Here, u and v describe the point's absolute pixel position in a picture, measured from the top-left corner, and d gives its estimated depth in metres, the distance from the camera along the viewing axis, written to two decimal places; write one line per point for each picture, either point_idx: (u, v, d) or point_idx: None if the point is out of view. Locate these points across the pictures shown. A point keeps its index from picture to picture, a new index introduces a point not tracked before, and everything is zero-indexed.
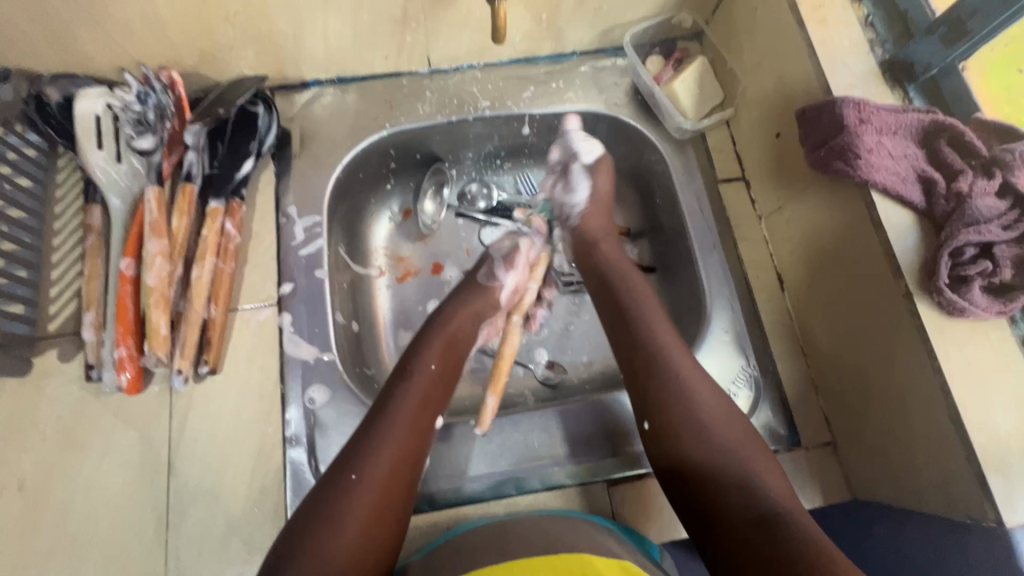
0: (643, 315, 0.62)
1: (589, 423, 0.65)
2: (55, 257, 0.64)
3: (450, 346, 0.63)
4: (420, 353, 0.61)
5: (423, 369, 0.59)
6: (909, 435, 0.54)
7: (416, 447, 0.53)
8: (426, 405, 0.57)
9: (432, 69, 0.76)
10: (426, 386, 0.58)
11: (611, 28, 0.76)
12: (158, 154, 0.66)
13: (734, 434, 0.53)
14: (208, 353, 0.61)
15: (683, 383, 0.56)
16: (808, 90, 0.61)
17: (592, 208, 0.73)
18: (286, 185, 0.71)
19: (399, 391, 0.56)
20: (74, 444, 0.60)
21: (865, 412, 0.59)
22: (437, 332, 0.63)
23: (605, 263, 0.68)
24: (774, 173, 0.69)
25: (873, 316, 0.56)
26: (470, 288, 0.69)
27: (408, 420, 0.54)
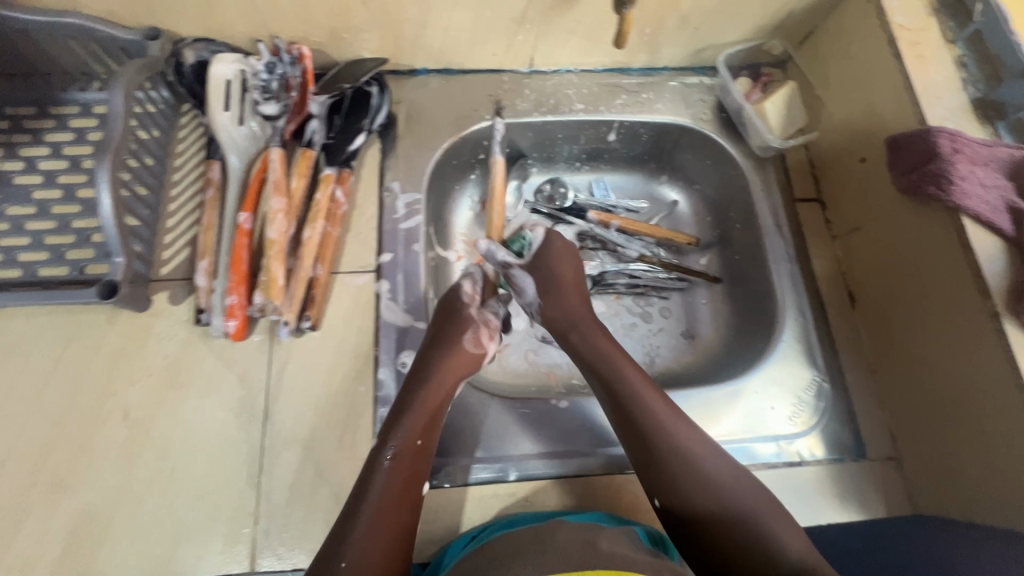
0: (638, 392, 0.61)
1: (568, 432, 0.67)
2: (173, 206, 0.69)
3: (434, 414, 0.59)
4: (398, 427, 0.57)
5: (405, 442, 0.56)
6: (982, 447, 0.56)
7: (401, 519, 0.53)
8: (408, 479, 0.55)
9: (533, 70, 0.81)
10: (406, 461, 0.55)
11: (704, 48, 0.80)
12: (281, 120, 0.69)
13: (750, 490, 0.57)
14: (311, 310, 0.65)
15: (674, 440, 0.59)
16: (900, 120, 0.64)
17: (546, 299, 0.68)
18: (390, 162, 0.75)
19: (381, 466, 0.55)
20: (179, 382, 0.62)
21: (940, 428, 0.62)
22: (416, 403, 0.59)
23: (582, 341, 0.66)
24: (852, 197, 0.73)
25: (952, 336, 0.59)
26: (441, 345, 0.63)
27: (394, 500, 0.53)
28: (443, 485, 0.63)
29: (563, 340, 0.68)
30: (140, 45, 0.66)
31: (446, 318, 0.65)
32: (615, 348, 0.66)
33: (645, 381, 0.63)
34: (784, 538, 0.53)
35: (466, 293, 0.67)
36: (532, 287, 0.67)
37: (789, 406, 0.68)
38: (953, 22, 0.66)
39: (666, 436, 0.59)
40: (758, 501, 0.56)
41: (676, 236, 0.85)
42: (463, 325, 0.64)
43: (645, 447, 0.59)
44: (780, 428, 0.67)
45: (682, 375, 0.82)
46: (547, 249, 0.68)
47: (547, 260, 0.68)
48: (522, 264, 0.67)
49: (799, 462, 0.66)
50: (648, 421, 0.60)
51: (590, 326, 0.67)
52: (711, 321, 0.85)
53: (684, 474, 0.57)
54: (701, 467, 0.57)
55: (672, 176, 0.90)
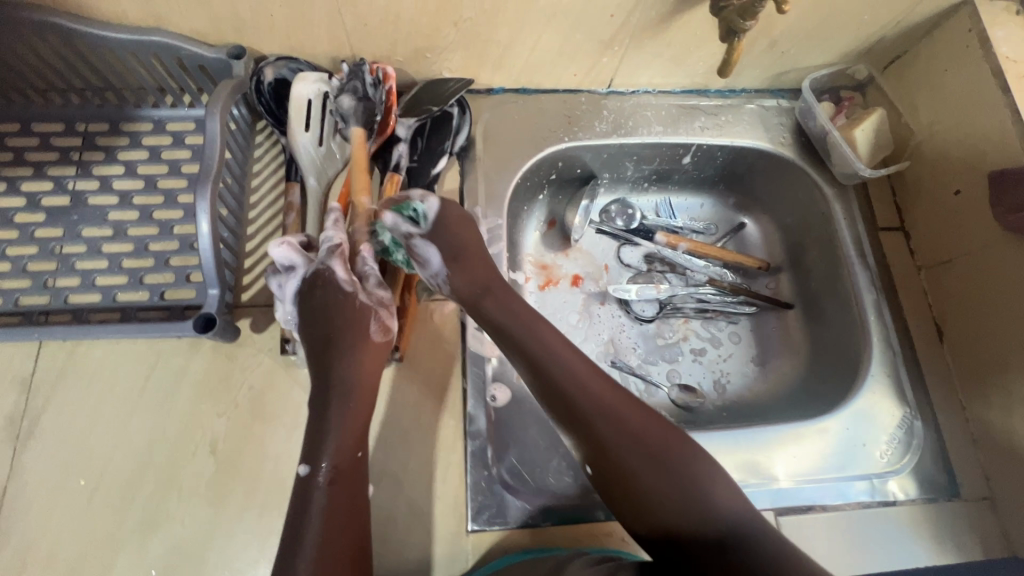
0: (559, 356, 0.57)
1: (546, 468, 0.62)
2: (251, 229, 0.68)
3: (366, 421, 0.55)
4: (326, 441, 0.52)
5: (342, 456, 0.51)
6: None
7: (352, 540, 0.48)
8: (343, 491, 0.50)
9: (610, 90, 0.79)
10: (337, 472, 0.51)
11: (786, 71, 0.79)
12: (365, 145, 0.67)
13: (680, 447, 0.52)
14: (400, 341, 0.63)
15: (603, 405, 0.54)
16: (1006, 155, 0.63)
17: (457, 266, 0.61)
18: (469, 185, 0.73)
19: (315, 493, 0.49)
20: (266, 414, 0.61)
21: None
22: (335, 408, 0.53)
23: (496, 305, 0.60)
24: (945, 230, 0.71)
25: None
26: (342, 335, 0.57)
27: (341, 522, 0.48)
28: (540, 523, 0.59)
29: (477, 309, 0.60)
30: (224, 63, 0.64)
31: (327, 306, 0.57)
32: (535, 313, 0.60)
33: (568, 347, 0.58)
34: (715, 493, 0.49)
35: (343, 276, 0.59)
36: (437, 256, 0.61)
37: (881, 444, 0.66)
38: None
39: (592, 400, 0.54)
40: (689, 456, 0.51)
41: (745, 261, 0.84)
42: (365, 317, 0.58)
43: (574, 414, 0.54)
44: (870, 466, 0.66)
45: (754, 404, 0.81)
46: (445, 216, 0.62)
47: (446, 222, 0.62)
48: (424, 234, 0.61)
49: (891, 501, 0.65)
50: (572, 387, 0.55)
51: (502, 287, 0.61)
52: (783, 347, 0.83)
53: (615, 440, 0.52)
54: (630, 429, 0.52)
55: (742, 198, 0.89)
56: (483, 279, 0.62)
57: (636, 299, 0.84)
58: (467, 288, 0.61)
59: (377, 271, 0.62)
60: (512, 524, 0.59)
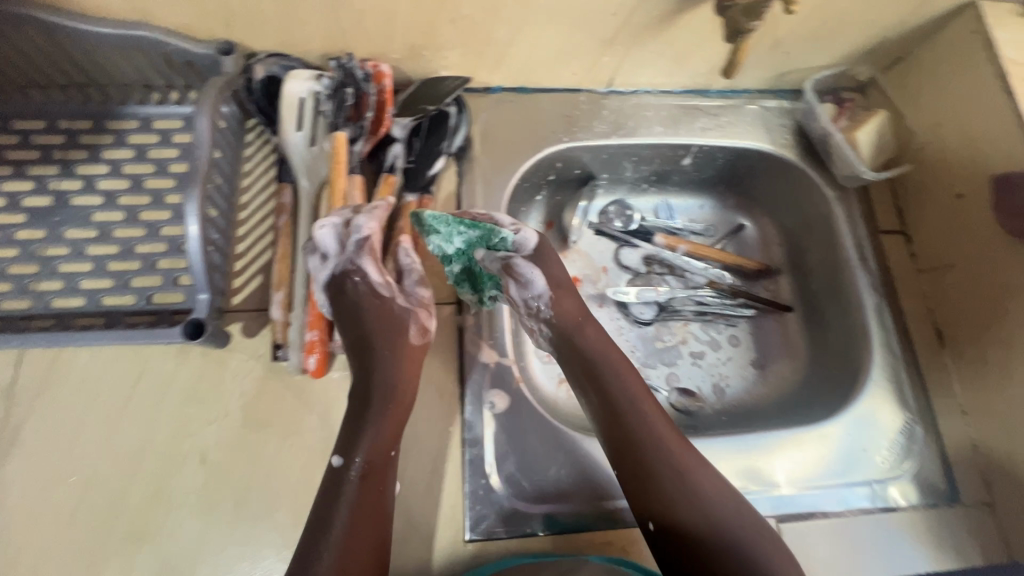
0: (642, 408, 0.58)
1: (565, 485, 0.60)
2: (242, 231, 0.66)
3: (400, 416, 0.56)
4: (361, 438, 0.53)
5: (376, 454, 0.53)
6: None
7: (374, 538, 0.50)
8: (370, 489, 0.52)
9: (611, 89, 0.77)
10: (371, 471, 0.52)
11: (788, 72, 0.77)
12: (359, 144, 0.65)
13: (744, 517, 0.54)
14: None
15: (681, 466, 0.55)
16: (1010, 159, 0.62)
17: (557, 292, 0.63)
18: (467, 187, 0.71)
19: (349, 486, 0.51)
20: (257, 422, 0.59)
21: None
22: (376, 408, 0.55)
23: (589, 345, 0.62)
24: (947, 233, 0.71)
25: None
26: (378, 338, 0.58)
27: (366, 516, 0.50)
28: (537, 532, 0.58)
29: (567, 341, 0.62)
30: (213, 59, 0.62)
31: (364, 308, 0.58)
32: (619, 358, 0.62)
33: (653, 400, 0.59)
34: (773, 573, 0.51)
35: (376, 279, 0.60)
36: (541, 281, 0.62)
37: (881, 449, 0.66)
38: None
39: (667, 458, 0.56)
40: (755, 532, 0.53)
41: (743, 265, 0.84)
42: (404, 321, 0.60)
43: (648, 466, 0.55)
44: (871, 472, 0.65)
45: (754, 408, 0.80)
46: (546, 246, 0.65)
47: (550, 257, 0.64)
48: (530, 256, 0.63)
49: (893, 507, 0.64)
50: (651, 439, 0.57)
51: (594, 331, 0.63)
52: (783, 351, 0.83)
53: (686, 500, 0.54)
54: (700, 493, 0.54)
55: (742, 200, 0.88)
56: (577, 316, 0.63)
57: (634, 302, 0.83)
58: (563, 321, 0.62)
59: (413, 266, 0.63)
60: (510, 534, 0.58)
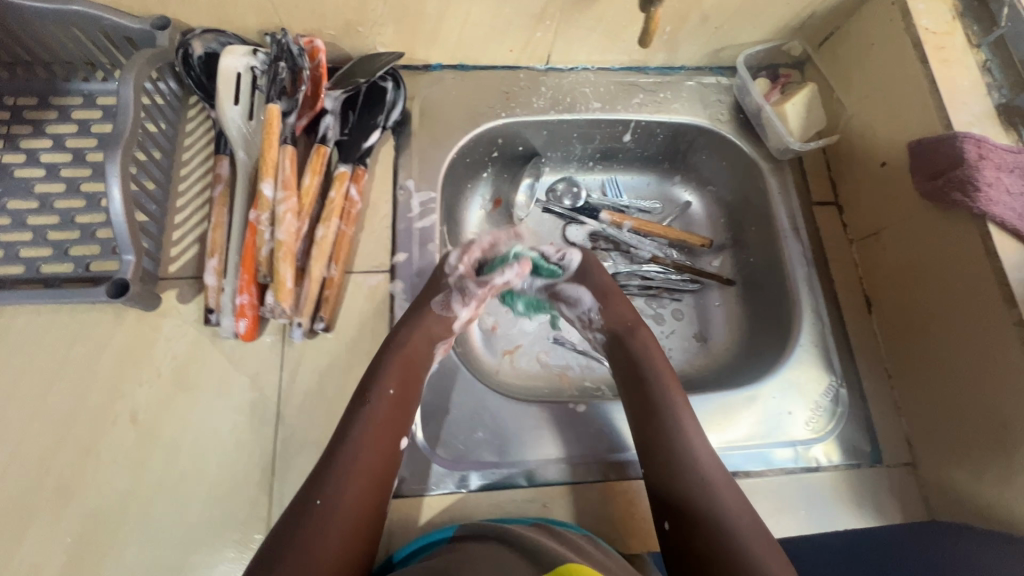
0: (676, 410, 0.61)
1: (589, 434, 0.66)
2: (180, 202, 0.67)
3: (408, 361, 0.60)
4: (379, 375, 0.58)
5: (387, 391, 0.57)
6: (1006, 455, 0.56)
7: (380, 474, 0.53)
8: (385, 429, 0.56)
9: (549, 67, 0.79)
10: (386, 414, 0.56)
11: (723, 48, 0.79)
12: (293, 116, 0.67)
13: (759, 534, 0.53)
14: (324, 311, 0.63)
15: (702, 468, 0.57)
16: (925, 126, 0.64)
17: (607, 303, 0.70)
18: (405, 160, 0.73)
19: (360, 411, 0.56)
20: (188, 384, 0.61)
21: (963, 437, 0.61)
22: (393, 348, 0.60)
23: (636, 346, 0.67)
24: (872, 202, 0.72)
25: (979, 341, 0.58)
26: (422, 310, 0.64)
27: (373, 442, 0.54)
28: (463, 489, 0.61)
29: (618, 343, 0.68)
30: (149, 34, 0.64)
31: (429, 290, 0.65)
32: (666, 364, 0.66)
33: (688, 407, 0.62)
34: None
35: (453, 265, 0.66)
36: (588, 296, 0.71)
37: (807, 413, 0.67)
38: (977, 26, 0.66)
39: (692, 457, 0.58)
40: (768, 549, 0.52)
41: (688, 239, 0.84)
42: (434, 289, 0.65)
43: (671, 461, 0.58)
44: (794, 432, 0.67)
45: (695, 378, 0.80)
46: (588, 263, 0.73)
47: (595, 271, 0.72)
48: (574, 276, 0.72)
49: (815, 468, 0.65)
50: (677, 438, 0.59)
51: (646, 337, 0.68)
52: (724, 324, 0.84)
53: (702, 499, 0.55)
54: (716, 498, 0.56)
55: (687, 178, 0.89)
56: (627, 322, 0.69)
57: None
58: (612, 322, 0.69)
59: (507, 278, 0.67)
60: (434, 491, 0.61)
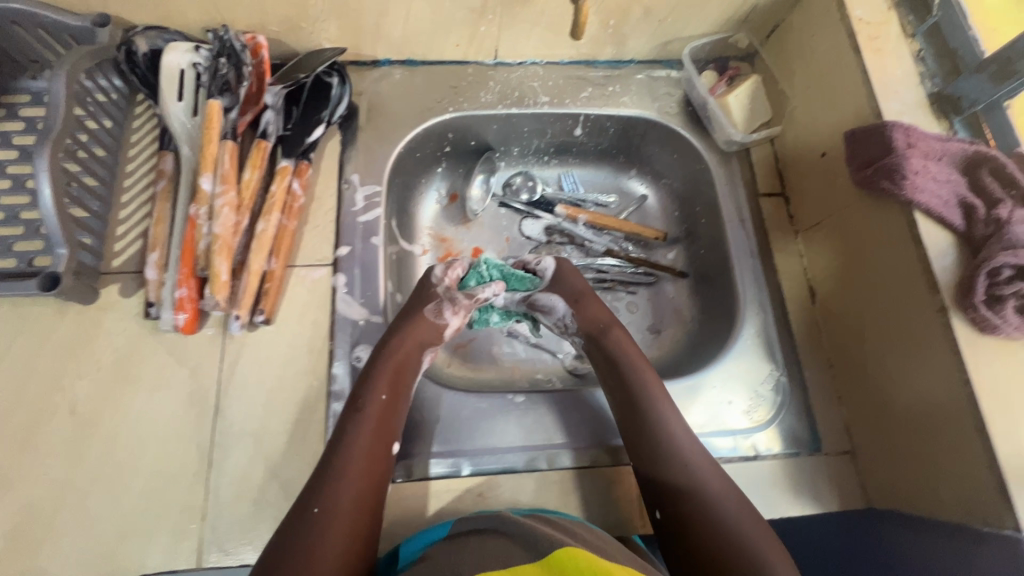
0: (658, 405, 0.61)
1: (546, 423, 0.66)
2: (125, 197, 0.68)
3: (397, 372, 0.61)
4: (367, 387, 0.59)
5: (374, 402, 0.58)
6: (933, 442, 0.56)
7: (374, 478, 0.54)
8: (377, 436, 0.56)
9: (497, 61, 0.80)
10: (377, 419, 0.57)
11: (670, 41, 0.80)
12: (234, 112, 0.67)
13: (750, 516, 0.53)
14: (264, 303, 0.63)
15: (687, 456, 0.58)
16: (859, 115, 0.64)
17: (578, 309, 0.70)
18: (350, 155, 0.73)
19: (351, 420, 0.56)
20: (128, 376, 0.61)
21: (895, 423, 0.61)
22: (381, 360, 0.61)
23: (615, 341, 0.67)
24: (814, 192, 0.72)
25: (909, 329, 0.58)
26: (411, 316, 0.66)
27: (364, 452, 0.55)
28: (396, 480, 0.61)
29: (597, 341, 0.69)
30: (90, 31, 0.64)
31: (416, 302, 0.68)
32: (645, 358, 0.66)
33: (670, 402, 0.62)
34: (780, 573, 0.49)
35: (435, 279, 0.69)
36: (561, 304, 0.71)
37: (745, 402, 0.68)
38: (913, 16, 0.66)
39: (677, 447, 0.58)
40: (763, 531, 0.52)
41: (642, 232, 0.85)
42: (424, 299, 0.68)
43: (659, 453, 0.59)
44: (733, 421, 0.67)
45: None
46: (561, 271, 0.74)
47: (568, 275, 0.74)
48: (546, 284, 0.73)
49: (755, 456, 0.66)
50: (660, 428, 0.60)
51: (622, 332, 0.69)
52: (676, 317, 0.84)
53: (691, 488, 0.56)
54: (706, 486, 0.56)
55: (642, 171, 0.89)
56: (602, 320, 0.70)
57: None
58: (588, 320, 0.70)
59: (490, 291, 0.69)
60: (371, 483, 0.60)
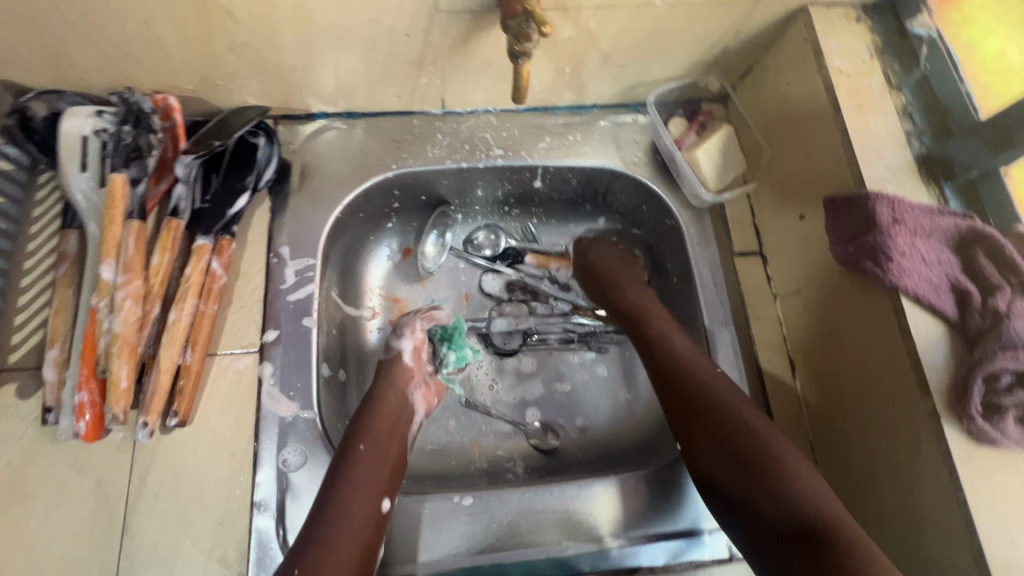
0: (706, 383, 0.57)
1: (501, 527, 0.58)
2: (24, 282, 0.60)
3: (390, 429, 0.58)
4: (363, 430, 0.57)
5: (362, 449, 0.55)
6: (916, 545, 0.50)
7: (363, 541, 0.50)
8: (368, 485, 0.53)
9: (446, 111, 0.73)
10: (366, 474, 0.53)
11: (635, 85, 0.72)
12: (144, 183, 0.60)
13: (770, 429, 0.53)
14: (178, 405, 0.57)
15: (703, 380, 0.57)
16: (838, 178, 0.57)
17: (607, 269, 0.75)
18: (281, 224, 0.67)
19: (340, 476, 0.53)
20: (22, 494, 0.54)
21: (874, 510, 0.55)
22: (370, 416, 0.58)
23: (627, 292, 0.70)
24: (793, 255, 0.65)
25: (879, 397, 0.54)
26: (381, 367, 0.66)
27: (357, 509, 0.51)
28: None
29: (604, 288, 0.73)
30: None
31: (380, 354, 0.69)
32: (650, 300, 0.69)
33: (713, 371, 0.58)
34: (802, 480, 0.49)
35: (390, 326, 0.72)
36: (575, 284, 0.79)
37: None
38: (898, 64, 0.59)
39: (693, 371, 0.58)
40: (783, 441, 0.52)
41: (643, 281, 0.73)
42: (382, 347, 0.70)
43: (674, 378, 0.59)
44: (703, 519, 0.60)
45: (614, 445, 0.75)
46: (582, 248, 0.78)
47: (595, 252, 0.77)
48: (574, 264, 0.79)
49: (729, 558, 0.59)
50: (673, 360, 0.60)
51: (626, 278, 0.72)
52: None
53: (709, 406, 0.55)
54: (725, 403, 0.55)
55: (611, 220, 0.82)
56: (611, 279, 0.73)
57: (496, 331, 0.77)
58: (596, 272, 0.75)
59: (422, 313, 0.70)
60: None
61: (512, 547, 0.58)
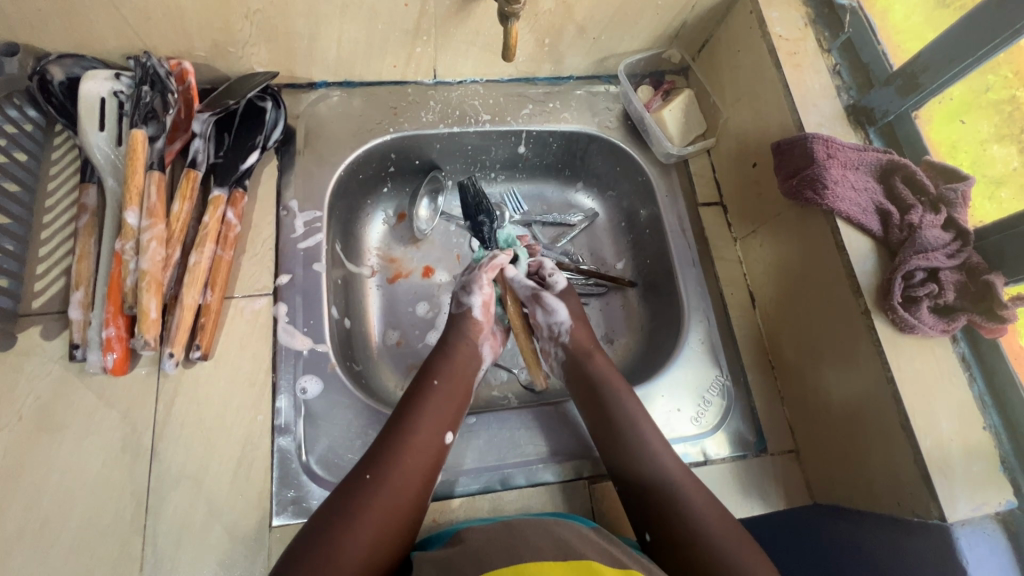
0: (641, 428, 0.61)
1: (503, 442, 0.65)
2: (45, 234, 0.63)
3: (460, 366, 0.66)
4: (437, 367, 0.65)
5: (432, 382, 0.64)
6: (857, 425, 0.60)
7: (429, 459, 0.57)
8: (438, 411, 0.61)
9: (437, 81, 0.80)
10: (437, 402, 0.62)
11: (606, 57, 0.82)
12: (162, 141, 0.64)
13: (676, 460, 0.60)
14: (200, 339, 0.61)
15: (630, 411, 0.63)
16: (783, 128, 0.67)
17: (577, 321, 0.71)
18: (288, 180, 0.72)
19: (418, 402, 0.61)
20: (52, 425, 0.58)
21: (820, 403, 0.65)
22: (443, 356, 0.67)
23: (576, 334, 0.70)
24: (748, 200, 0.75)
25: (814, 300, 0.64)
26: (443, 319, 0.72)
27: (429, 427, 0.59)
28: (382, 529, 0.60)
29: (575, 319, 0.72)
30: None
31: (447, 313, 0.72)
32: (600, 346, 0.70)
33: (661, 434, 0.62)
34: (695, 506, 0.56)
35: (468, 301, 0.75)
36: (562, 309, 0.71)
37: (691, 410, 0.69)
38: (828, 32, 0.70)
39: (617, 402, 0.63)
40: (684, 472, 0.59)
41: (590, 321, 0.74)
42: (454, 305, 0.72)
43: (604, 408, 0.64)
44: (683, 430, 0.67)
45: None
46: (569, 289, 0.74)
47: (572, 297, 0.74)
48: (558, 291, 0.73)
49: (708, 460, 0.66)
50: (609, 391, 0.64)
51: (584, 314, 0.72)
52: (628, 324, 0.84)
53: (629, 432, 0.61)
54: (643, 434, 0.61)
55: (588, 183, 0.90)
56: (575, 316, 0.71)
57: None
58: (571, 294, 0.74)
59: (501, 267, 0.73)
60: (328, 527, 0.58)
61: (512, 458, 0.65)
